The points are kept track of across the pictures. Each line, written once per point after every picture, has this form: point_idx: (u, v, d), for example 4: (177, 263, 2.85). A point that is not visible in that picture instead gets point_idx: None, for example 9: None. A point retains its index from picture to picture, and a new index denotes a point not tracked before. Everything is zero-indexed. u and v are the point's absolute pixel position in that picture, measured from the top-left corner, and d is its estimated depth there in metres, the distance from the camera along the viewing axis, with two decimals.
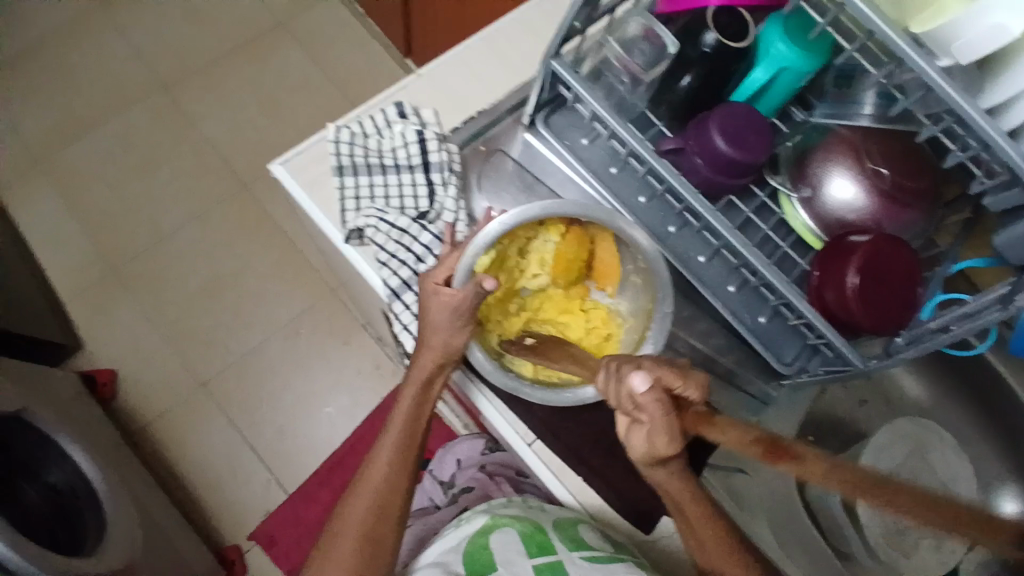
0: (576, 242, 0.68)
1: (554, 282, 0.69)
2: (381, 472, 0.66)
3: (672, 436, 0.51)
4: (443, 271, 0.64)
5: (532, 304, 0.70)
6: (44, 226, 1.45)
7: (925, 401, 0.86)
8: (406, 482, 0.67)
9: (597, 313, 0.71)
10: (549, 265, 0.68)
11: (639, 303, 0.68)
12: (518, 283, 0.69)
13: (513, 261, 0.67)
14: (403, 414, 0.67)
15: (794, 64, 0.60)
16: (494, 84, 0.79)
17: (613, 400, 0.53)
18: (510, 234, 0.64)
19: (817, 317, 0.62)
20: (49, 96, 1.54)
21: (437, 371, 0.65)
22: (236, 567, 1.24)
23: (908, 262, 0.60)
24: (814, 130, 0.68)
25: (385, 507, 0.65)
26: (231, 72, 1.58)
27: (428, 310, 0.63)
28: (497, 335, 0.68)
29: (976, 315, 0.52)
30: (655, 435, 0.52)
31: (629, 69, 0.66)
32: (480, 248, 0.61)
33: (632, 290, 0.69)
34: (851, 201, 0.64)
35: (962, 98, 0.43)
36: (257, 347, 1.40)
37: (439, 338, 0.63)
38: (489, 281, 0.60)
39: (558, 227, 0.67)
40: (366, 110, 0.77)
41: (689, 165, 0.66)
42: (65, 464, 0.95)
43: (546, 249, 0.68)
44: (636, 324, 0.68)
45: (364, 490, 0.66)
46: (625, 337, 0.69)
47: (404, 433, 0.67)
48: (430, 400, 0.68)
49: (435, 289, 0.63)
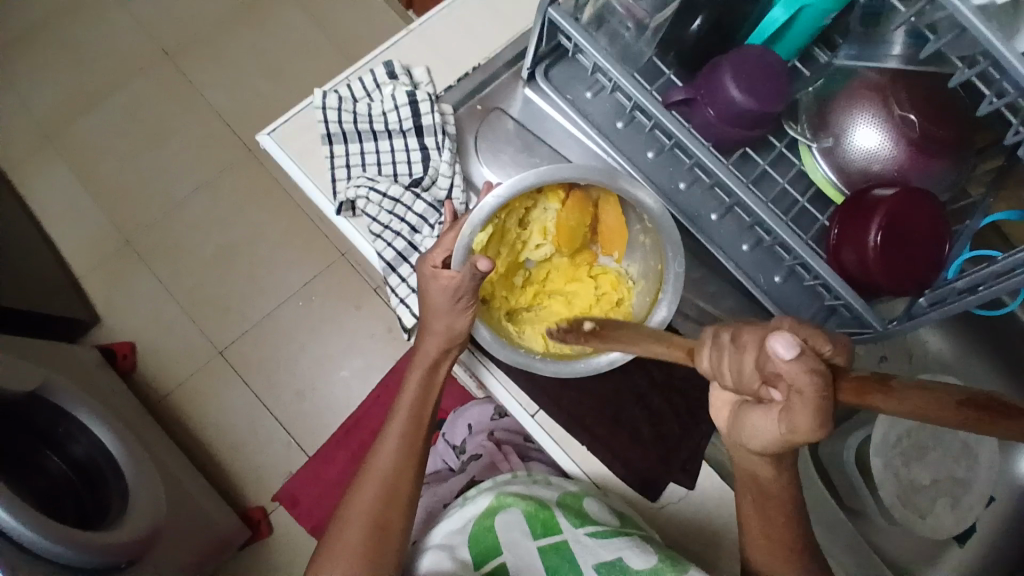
0: (578, 209, 0.64)
1: (559, 251, 0.67)
2: (390, 455, 0.67)
3: (820, 416, 0.37)
4: (441, 252, 0.61)
5: (538, 276, 0.69)
6: (55, 201, 1.46)
7: (947, 357, 0.82)
8: (413, 464, 0.68)
9: (604, 276, 0.68)
10: (552, 235, 0.66)
11: (649, 266, 0.67)
12: (522, 255, 0.66)
13: (514, 235, 0.64)
14: (409, 397, 0.68)
15: (816, 2, 0.55)
16: (489, 37, 0.75)
17: (728, 379, 0.41)
18: (506, 206, 0.60)
19: (834, 278, 0.59)
20: (50, 68, 1.52)
21: (444, 352, 0.65)
22: (261, 528, 1.29)
23: (935, 217, 0.56)
24: (838, 73, 0.62)
25: (393, 490, 0.66)
26: (230, 34, 1.54)
27: (428, 295, 0.61)
28: (502, 311, 0.67)
29: (1008, 275, 0.47)
30: (797, 414, 0.38)
31: (633, 15, 0.60)
32: (477, 226, 0.58)
33: (641, 254, 0.67)
34: (875, 150, 0.59)
35: (998, 39, 0.39)
36: (270, 314, 1.41)
37: (442, 323, 0.62)
38: (484, 261, 0.56)
39: (558, 194, 0.63)
40: (356, 71, 0.74)
41: (700, 118, 0.61)
42: (86, 438, 0.98)
43: (547, 218, 0.65)
44: (648, 286, 0.66)
45: (373, 473, 0.66)
46: (636, 298, 0.68)
47: (411, 415, 0.68)
48: (435, 386, 0.69)
49: (434, 272, 0.60)
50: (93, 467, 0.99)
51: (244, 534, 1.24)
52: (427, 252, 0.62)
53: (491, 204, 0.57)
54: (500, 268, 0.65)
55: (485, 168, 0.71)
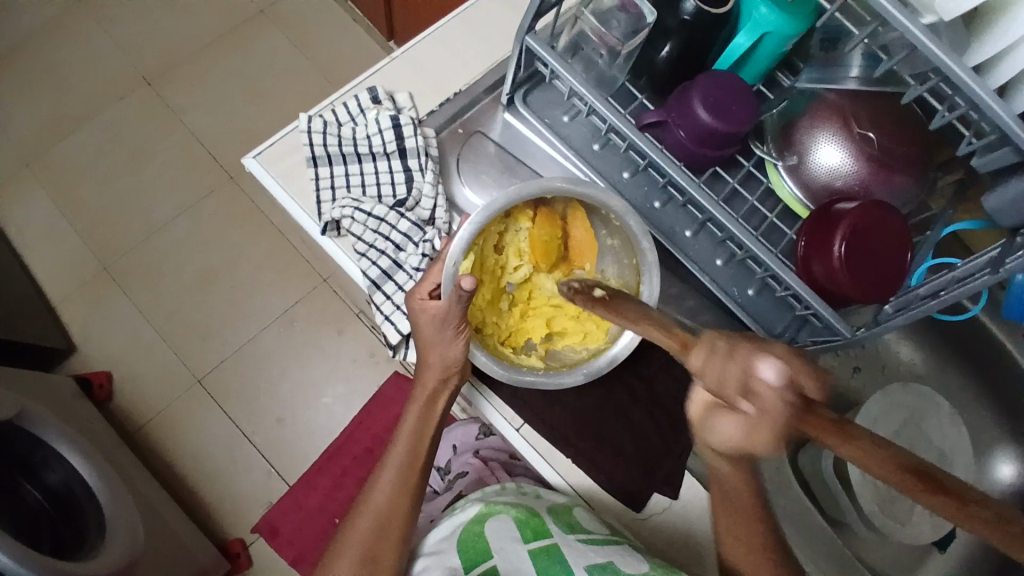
0: (548, 224, 0.66)
1: (539, 269, 0.68)
2: (385, 487, 0.67)
3: (778, 443, 0.37)
4: (428, 285, 0.63)
5: (522, 297, 0.69)
6: (33, 229, 1.44)
7: (917, 367, 0.85)
8: (409, 495, 0.68)
9: (584, 280, 0.68)
10: (527, 254, 0.67)
11: (623, 264, 0.67)
12: (502, 279, 0.68)
13: (492, 261, 0.66)
14: (407, 427, 0.69)
15: (779, 28, 0.59)
16: (471, 63, 0.77)
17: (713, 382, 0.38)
18: (482, 233, 0.62)
19: (804, 288, 0.61)
20: (29, 96, 1.52)
21: (442, 386, 0.66)
22: (240, 560, 1.26)
23: (898, 232, 0.59)
24: (800, 96, 0.66)
25: (386, 522, 0.66)
26: (213, 63, 1.56)
27: (420, 326, 0.63)
28: (496, 339, 0.67)
29: (968, 279, 0.51)
30: (758, 433, 0.37)
31: (606, 41, 0.64)
32: (459, 255, 0.59)
33: (613, 258, 0.68)
34: (837, 166, 0.63)
35: (947, 55, 0.42)
36: (252, 340, 1.39)
37: (436, 354, 0.63)
38: (466, 281, 0.56)
39: (526, 214, 0.66)
40: (341, 97, 0.76)
41: (672, 139, 0.64)
42: (63, 467, 0.96)
43: (520, 239, 0.67)
44: (626, 284, 0.67)
45: (369, 504, 0.67)
46: (618, 298, 0.67)
47: (410, 446, 0.68)
48: (434, 416, 0.69)
49: (422, 305, 0.62)
50: (69, 497, 0.96)
51: (222, 566, 1.20)
52: (416, 286, 0.63)
53: (466, 237, 0.59)
54: (483, 294, 0.66)
55: (467, 189, 0.73)
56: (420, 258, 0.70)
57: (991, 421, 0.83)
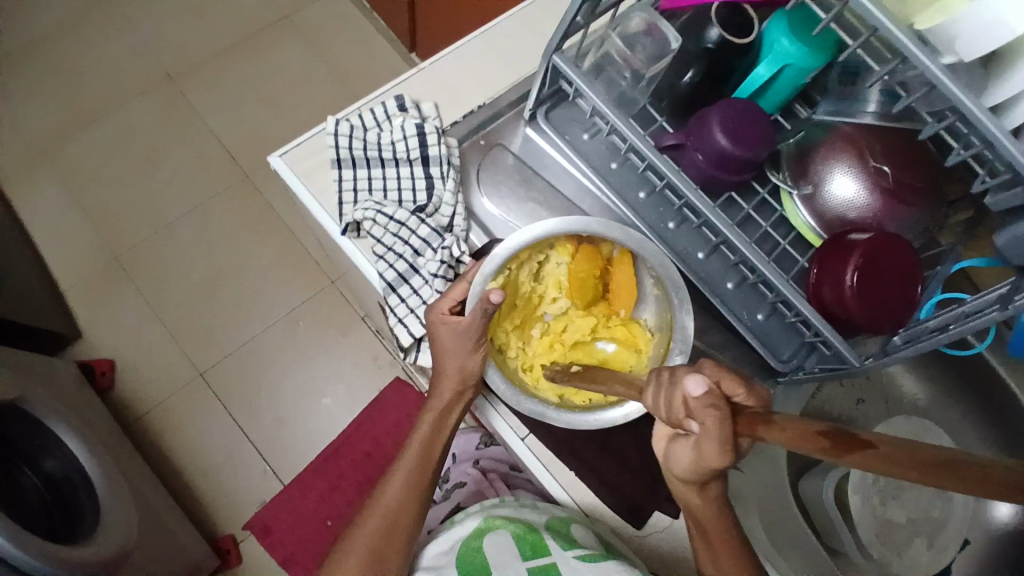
0: (588, 261, 0.67)
1: (575, 305, 0.69)
2: (396, 490, 0.68)
3: (725, 450, 0.41)
4: (449, 301, 0.65)
5: (555, 328, 0.69)
6: (48, 216, 1.46)
7: (920, 400, 0.86)
8: (418, 500, 0.68)
9: (621, 327, 0.69)
10: (566, 288, 0.68)
11: (661, 315, 0.68)
12: (538, 308, 0.69)
13: (529, 287, 0.68)
14: (421, 435, 0.70)
15: (798, 61, 0.60)
16: (496, 79, 0.79)
17: (663, 413, 0.46)
18: (517, 258, 0.63)
19: (815, 314, 0.62)
20: (55, 87, 1.55)
21: (457, 395, 0.67)
22: (230, 556, 1.25)
23: (908, 261, 0.60)
24: (817, 127, 0.67)
25: (394, 525, 0.66)
26: (237, 65, 1.59)
27: (438, 338, 0.64)
28: (519, 362, 0.68)
29: (977, 314, 0.52)
30: (708, 445, 0.42)
31: (631, 65, 0.67)
32: (489, 274, 0.61)
33: (653, 305, 0.69)
34: (851, 198, 0.64)
35: (965, 95, 0.43)
36: (256, 337, 1.40)
37: (454, 364, 0.64)
38: (495, 294, 0.57)
39: (567, 247, 0.67)
40: (366, 104, 0.78)
41: (689, 161, 0.65)
42: (62, 452, 0.96)
43: (559, 271, 0.68)
44: (661, 337, 0.67)
45: (378, 506, 0.67)
46: (652, 352, 0.67)
47: (421, 452, 0.69)
48: (446, 427, 0.70)
49: (442, 319, 0.64)
50: (65, 483, 0.96)
51: (211, 563, 1.20)
52: (436, 302, 0.66)
53: (498, 257, 0.61)
54: (514, 319, 0.68)
55: (486, 199, 0.75)
56: (438, 264, 0.71)
57: (993, 459, 0.83)
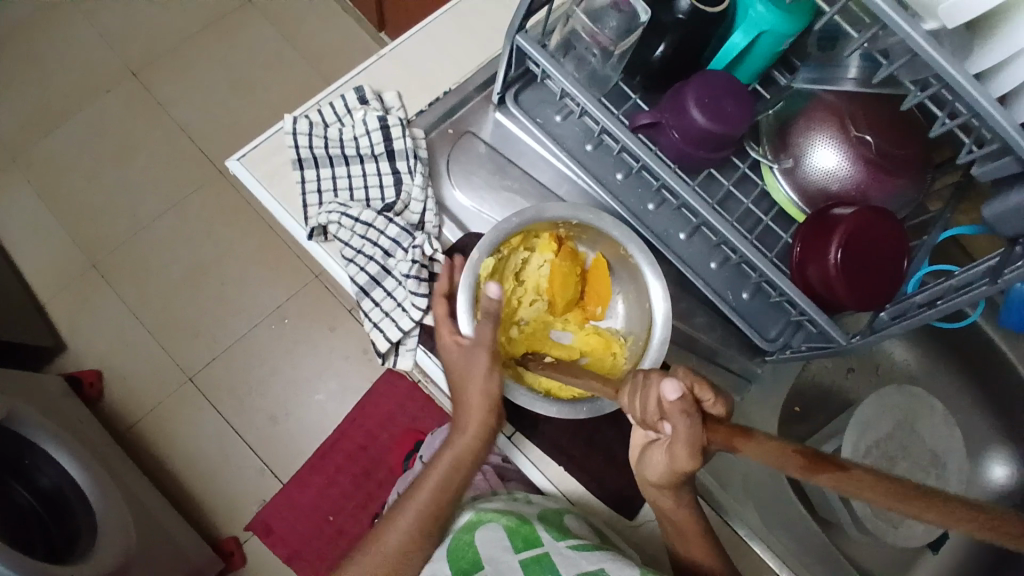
0: (570, 258, 0.67)
1: (553, 307, 0.69)
2: (402, 529, 0.63)
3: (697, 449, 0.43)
4: (450, 325, 0.64)
5: (535, 333, 0.68)
6: (21, 224, 1.41)
7: (912, 368, 0.86)
8: (425, 544, 0.63)
9: (596, 335, 0.68)
10: (545, 289, 0.68)
11: (630, 295, 0.68)
12: (516, 312, 0.68)
13: (510, 291, 0.67)
14: (439, 474, 0.66)
15: (774, 27, 0.57)
16: (462, 61, 0.75)
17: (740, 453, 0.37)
18: (509, 242, 0.63)
19: (800, 294, 0.60)
20: (14, 89, 1.48)
21: (485, 428, 0.63)
22: (234, 558, 1.26)
23: (893, 231, 0.58)
24: (798, 94, 0.64)
25: (397, 564, 0.62)
26: (202, 54, 1.53)
27: (450, 363, 0.62)
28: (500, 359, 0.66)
29: (966, 288, 0.50)
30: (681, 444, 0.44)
31: (599, 41, 0.63)
32: (485, 251, 0.60)
33: (624, 315, 0.69)
34: (835, 169, 0.61)
35: (950, 64, 0.41)
36: (244, 336, 1.38)
37: (478, 392, 0.61)
38: (493, 288, 0.58)
39: (550, 245, 0.66)
40: (327, 96, 0.74)
41: (665, 140, 0.62)
42: (54, 470, 0.95)
43: (541, 274, 0.68)
44: (638, 337, 0.66)
45: (382, 543, 0.64)
46: (628, 353, 0.66)
47: (439, 490, 0.65)
48: (468, 465, 0.66)
49: (454, 341, 0.63)
50: (60, 500, 0.95)
51: (216, 566, 1.20)
52: (436, 321, 0.65)
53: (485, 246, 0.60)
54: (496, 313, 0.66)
55: (457, 191, 0.72)
56: (410, 264, 0.68)
57: (987, 424, 0.83)
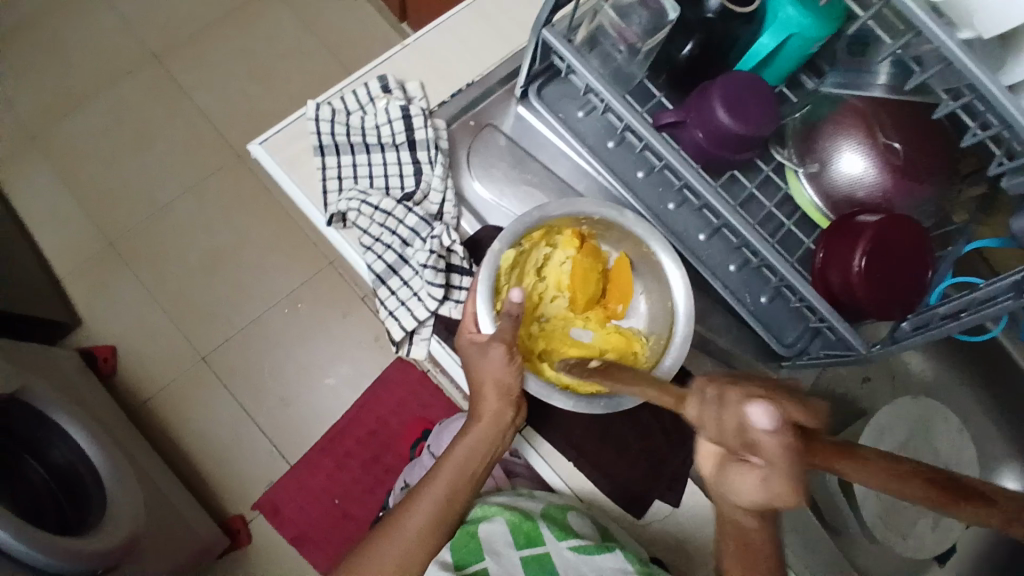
0: (592, 254, 0.67)
1: (575, 304, 0.68)
2: (418, 518, 0.62)
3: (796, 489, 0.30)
4: (472, 320, 0.63)
5: (555, 331, 0.67)
6: (41, 203, 1.43)
7: (928, 378, 0.85)
8: (440, 532, 0.62)
9: (617, 334, 0.67)
10: (567, 286, 0.68)
11: (652, 292, 0.68)
12: (537, 308, 0.68)
13: (532, 286, 0.67)
14: (453, 463, 0.64)
15: (805, 30, 0.56)
16: (486, 53, 0.75)
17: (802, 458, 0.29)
18: (529, 236, 0.63)
19: (820, 300, 0.59)
20: (37, 69, 1.50)
21: (499, 415, 0.62)
22: (241, 536, 1.27)
23: (918, 237, 0.57)
24: (825, 99, 0.63)
25: (412, 553, 0.61)
26: (223, 39, 1.53)
27: (467, 361, 0.62)
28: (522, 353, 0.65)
29: (990, 302, 0.49)
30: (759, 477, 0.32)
31: (625, 38, 0.62)
32: (506, 241, 0.60)
33: (646, 314, 0.69)
34: (861, 175, 0.60)
35: (985, 74, 0.40)
36: (257, 320, 1.39)
37: (493, 379, 0.60)
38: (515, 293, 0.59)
39: (573, 241, 0.66)
40: (348, 85, 0.74)
41: (689, 139, 0.62)
42: (67, 444, 0.96)
43: (562, 270, 0.67)
44: (660, 336, 0.66)
45: (397, 529, 0.61)
46: (650, 352, 0.66)
47: (453, 481, 0.63)
48: (483, 454, 0.64)
49: (469, 338, 0.62)
50: (72, 473, 0.96)
51: (222, 543, 1.22)
52: (461, 321, 0.64)
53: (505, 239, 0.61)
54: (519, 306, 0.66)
55: (477, 183, 0.72)
56: (427, 254, 0.68)
57: (1003, 437, 0.82)
